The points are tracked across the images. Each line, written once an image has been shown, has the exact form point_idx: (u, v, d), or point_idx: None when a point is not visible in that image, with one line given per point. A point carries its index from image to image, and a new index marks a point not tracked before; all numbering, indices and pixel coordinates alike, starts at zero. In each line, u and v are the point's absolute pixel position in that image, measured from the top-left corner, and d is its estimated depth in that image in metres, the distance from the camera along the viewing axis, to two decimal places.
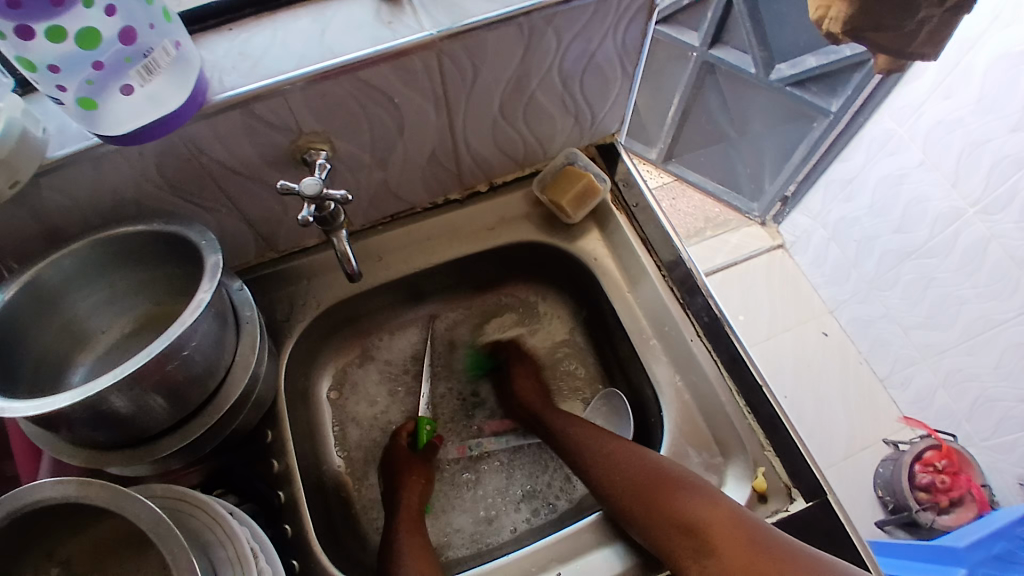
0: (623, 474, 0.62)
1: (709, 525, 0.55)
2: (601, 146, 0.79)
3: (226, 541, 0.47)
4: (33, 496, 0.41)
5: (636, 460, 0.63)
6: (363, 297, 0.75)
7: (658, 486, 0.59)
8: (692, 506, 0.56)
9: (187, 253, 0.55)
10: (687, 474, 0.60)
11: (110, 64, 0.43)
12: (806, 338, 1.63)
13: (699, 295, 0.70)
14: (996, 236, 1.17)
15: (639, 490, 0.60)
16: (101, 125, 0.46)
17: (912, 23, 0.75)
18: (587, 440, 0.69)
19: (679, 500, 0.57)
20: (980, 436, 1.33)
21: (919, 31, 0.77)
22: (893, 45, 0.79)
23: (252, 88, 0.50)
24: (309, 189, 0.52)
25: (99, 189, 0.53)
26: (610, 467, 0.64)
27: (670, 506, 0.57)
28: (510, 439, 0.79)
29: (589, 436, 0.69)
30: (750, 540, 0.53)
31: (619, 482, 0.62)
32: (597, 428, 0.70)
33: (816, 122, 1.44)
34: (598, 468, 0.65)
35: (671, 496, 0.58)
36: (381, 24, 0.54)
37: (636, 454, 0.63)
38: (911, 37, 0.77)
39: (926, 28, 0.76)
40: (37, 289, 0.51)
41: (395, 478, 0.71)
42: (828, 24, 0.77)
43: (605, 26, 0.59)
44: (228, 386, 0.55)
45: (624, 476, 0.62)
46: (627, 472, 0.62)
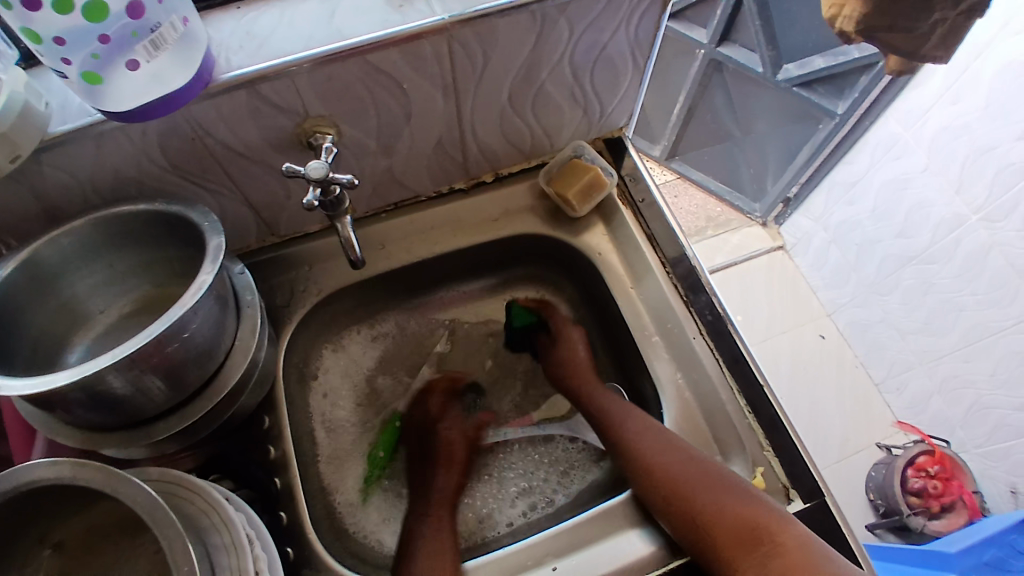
0: (672, 468, 0.60)
1: (768, 527, 0.55)
2: (609, 140, 0.78)
3: (222, 526, 0.47)
4: (28, 476, 0.40)
5: (683, 454, 0.61)
6: (364, 285, 0.74)
7: (707, 482, 0.59)
8: (748, 507, 0.56)
9: (189, 235, 0.54)
10: (731, 473, 0.60)
11: (116, 38, 0.42)
12: (803, 340, 1.63)
13: (703, 294, 0.71)
14: (997, 244, 1.17)
15: (692, 488, 0.58)
16: (105, 101, 0.45)
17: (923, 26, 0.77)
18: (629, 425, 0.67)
19: (729, 500, 0.57)
20: (974, 442, 1.34)
21: (932, 33, 0.79)
22: (904, 47, 0.80)
23: (259, 68, 0.49)
24: (315, 173, 0.52)
25: (101, 167, 0.52)
26: (655, 459, 0.62)
27: (725, 506, 0.57)
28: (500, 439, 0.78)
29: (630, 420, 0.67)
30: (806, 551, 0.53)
31: (670, 477, 0.60)
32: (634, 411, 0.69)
33: (821, 124, 1.43)
34: (636, 459, 0.63)
35: (726, 496, 0.57)
36: (392, 8, 0.53)
37: (683, 448, 0.62)
38: (924, 39, 0.79)
39: (939, 30, 0.78)
40: (35, 267, 0.50)
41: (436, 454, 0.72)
42: (841, 23, 0.78)
43: (619, 17, 0.58)
44: (226, 369, 0.55)
45: (674, 470, 0.60)
46: (676, 467, 0.60)
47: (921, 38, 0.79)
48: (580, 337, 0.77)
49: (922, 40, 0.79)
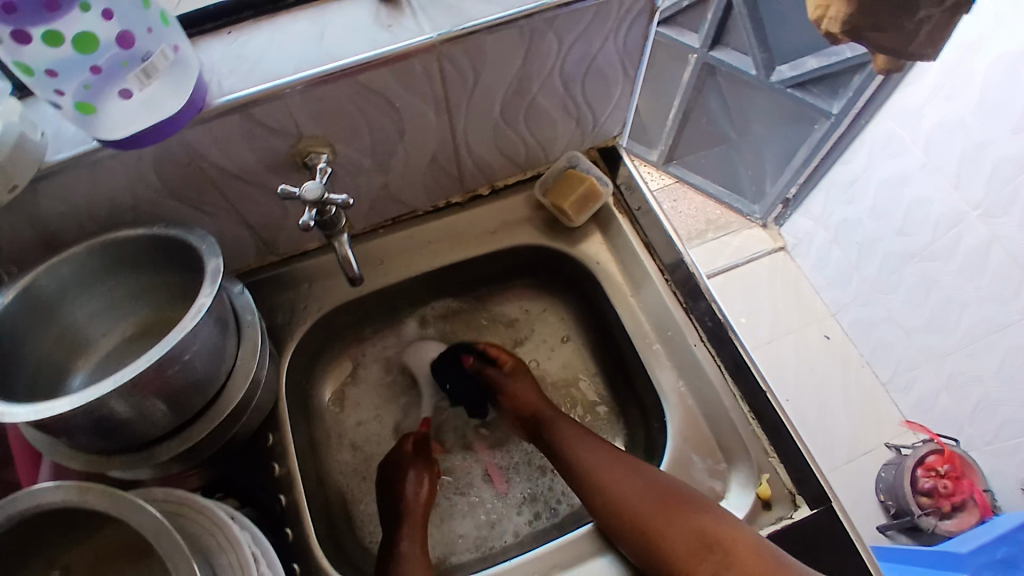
0: (623, 494, 0.61)
1: (721, 536, 0.56)
2: (603, 150, 0.78)
3: (227, 547, 0.47)
4: (32, 501, 0.41)
5: (632, 476, 0.62)
6: (363, 301, 0.75)
7: (671, 500, 0.59)
8: (699, 520, 0.57)
9: (187, 258, 0.54)
10: (679, 484, 0.61)
11: (107, 69, 0.42)
12: (808, 340, 1.62)
13: (703, 300, 0.69)
14: (997, 239, 1.16)
15: (641, 508, 0.59)
16: (100, 129, 0.46)
17: (912, 22, 0.75)
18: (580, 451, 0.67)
19: (691, 517, 0.57)
20: (984, 439, 1.32)
21: (919, 30, 0.76)
22: (893, 45, 0.78)
23: (251, 92, 0.50)
24: (310, 195, 0.52)
25: (98, 194, 0.53)
26: (607, 484, 0.63)
27: (675, 523, 0.57)
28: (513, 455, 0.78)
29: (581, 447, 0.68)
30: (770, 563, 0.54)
31: (621, 500, 0.61)
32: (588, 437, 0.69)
33: (818, 124, 1.44)
34: (601, 485, 0.63)
35: (674, 511, 0.58)
36: (381, 28, 0.53)
37: (632, 469, 0.63)
38: (913, 36, 0.77)
39: (926, 28, 0.76)
40: (37, 294, 0.51)
41: (400, 480, 0.70)
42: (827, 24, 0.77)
43: (606, 29, 0.58)
44: (227, 392, 0.55)
45: (624, 495, 0.61)
46: (625, 491, 0.61)
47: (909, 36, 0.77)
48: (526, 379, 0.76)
49: (911, 36, 0.77)
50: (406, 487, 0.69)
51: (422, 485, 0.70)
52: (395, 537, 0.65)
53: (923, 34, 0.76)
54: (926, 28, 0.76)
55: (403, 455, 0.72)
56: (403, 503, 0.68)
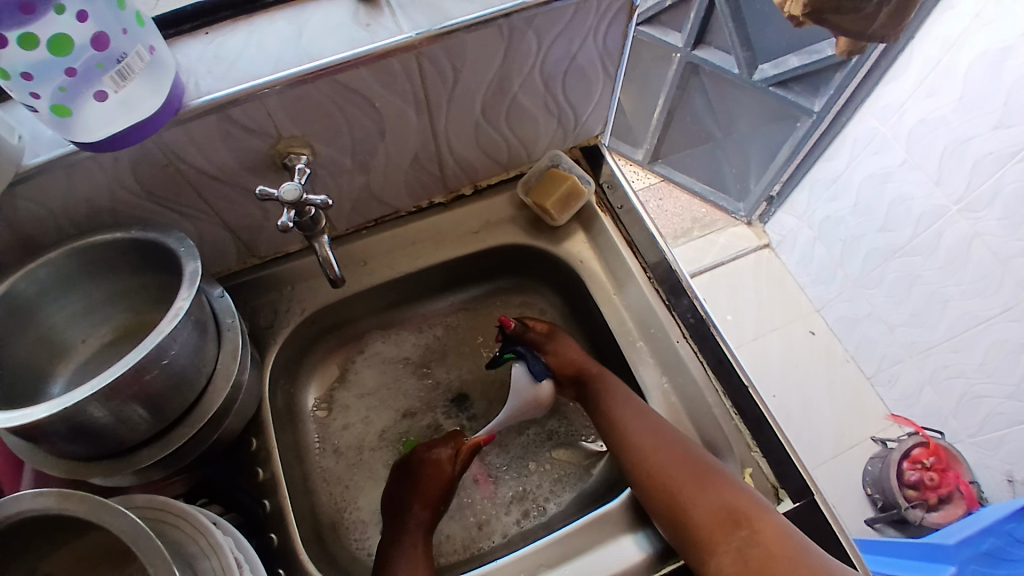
0: (659, 458, 0.62)
1: (750, 515, 0.57)
2: (585, 148, 0.79)
3: (209, 552, 0.47)
4: (14, 507, 0.40)
5: (666, 445, 0.62)
6: (348, 303, 0.74)
7: (706, 472, 0.60)
8: (726, 494, 0.58)
9: (166, 261, 0.54)
10: (715, 462, 0.62)
11: (82, 71, 0.42)
12: (793, 336, 1.64)
13: (684, 296, 0.71)
14: (979, 234, 1.18)
15: (678, 475, 0.60)
16: (77, 132, 0.45)
17: (871, 5, 0.77)
18: (619, 414, 0.67)
19: (724, 492, 0.58)
20: (968, 432, 1.34)
21: (877, 15, 0.78)
22: (854, 28, 0.79)
23: (228, 93, 0.49)
24: (288, 195, 0.52)
25: (76, 197, 0.53)
26: (642, 449, 0.63)
27: (708, 493, 0.58)
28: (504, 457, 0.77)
29: (619, 408, 0.67)
30: (794, 548, 0.54)
31: (657, 463, 0.62)
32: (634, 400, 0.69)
33: (800, 122, 1.45)
34: (637, 447, 0.64)
35: (707, 483, 0.59)
36: (360, 27, 0.53)
37: (668, 436, 0.63)
38: (871, 19, 0.78)
39: (885, 10, 0.77)
40: (14, 299, 0.50)
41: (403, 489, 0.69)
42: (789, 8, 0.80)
43: (586, 27, 0.58)
44: (208, 395, 0.54)
45: (659, 461, 0.62)
46: (658, 458, 0.62)
47: (868, 18, 0.78)
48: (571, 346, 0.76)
49: (870, 19, 0.78)
50: (413, 504, 0.68)
51: (427, 504, 0.68)
52: (396, 536, 0.66)
53: (883, 16, 0.78)
54: (888, 7, 0.77)
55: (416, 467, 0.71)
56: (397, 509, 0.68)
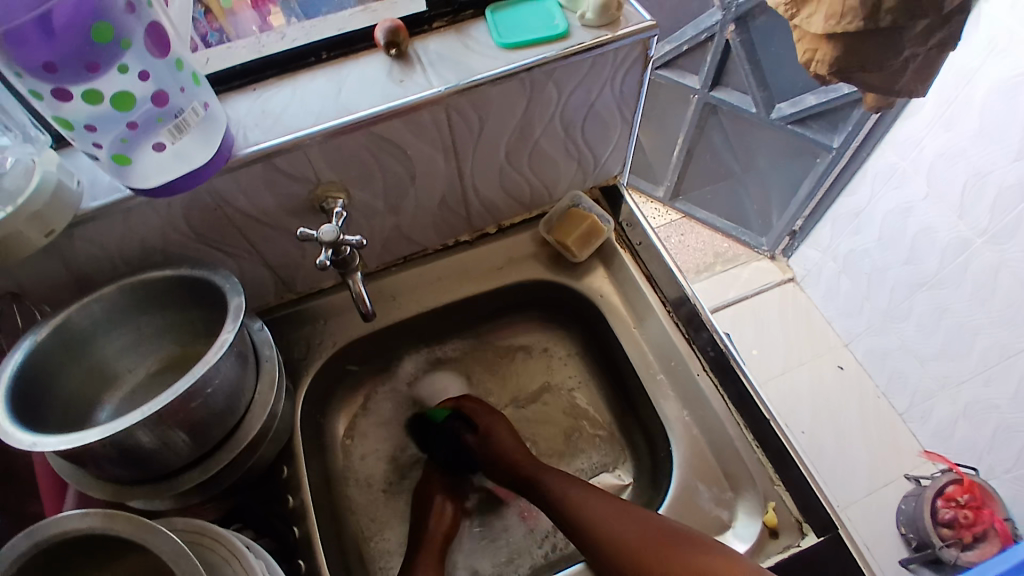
0: (614, 533, 0.62)
1: (712, 570, 0.56)
2: (605, 188, 0.82)
3: (243, 574, 0.49)
4: (59, 528, 0.43)
5: (624, 518, 0.63)
6: (376, 336, 0.77)
7: (660, 537, 0.60)
8: (686, 556, 0.58)
9: (210, 296, 0.58)
10: (673, 522, 0.61)
11: (142, 124, 0.47)
12: (821, 372, 1.62)
13: (704, 330, 0.72)
14: (1005, 265, 1.17)
15: (633, 549, 0.60)
16: (134, 178, 0.50)
17: (897, 61, 0.75)
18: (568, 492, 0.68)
19: (683, 553, 0.58)
20: (1004, 469, 1.30)
21: (904, 69, 0.76)
22: (880, 84, 0.79)
23: (274, 143, 0.54)
24: (326, 236, 0.56)
25: (130, 237, 0.57)
26: (598, 527, 0.63)
27: (668, 561, 0.58)
28: None
29: (568, 487, 0.69)
30: None
31: (613, 540, 0.62)
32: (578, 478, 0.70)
33: (820, 157, 1.47)
34: (591, 526, 0.64)
35: (666, 548, 0.59)
36: (394, 82, 0.58)
37: (622, 510, 0.63)
38: (898, 74, 0.77)
39: (911, 66, 0.75)
40: (69, 331, 0.54)
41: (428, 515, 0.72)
42: (815, 66, 0.80)
43: (604, 77, 0.62)
44: (246, 423, 0.58)
45: (614, 538, 0.62)
46: (618, 533, 0.62)
47: (894, 75, 0.77)
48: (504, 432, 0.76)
49: (896, 75, 0.77)
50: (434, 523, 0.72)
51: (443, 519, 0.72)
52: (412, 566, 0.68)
53: (911, 71, 0.76)
54: (915, 64, 0.75)
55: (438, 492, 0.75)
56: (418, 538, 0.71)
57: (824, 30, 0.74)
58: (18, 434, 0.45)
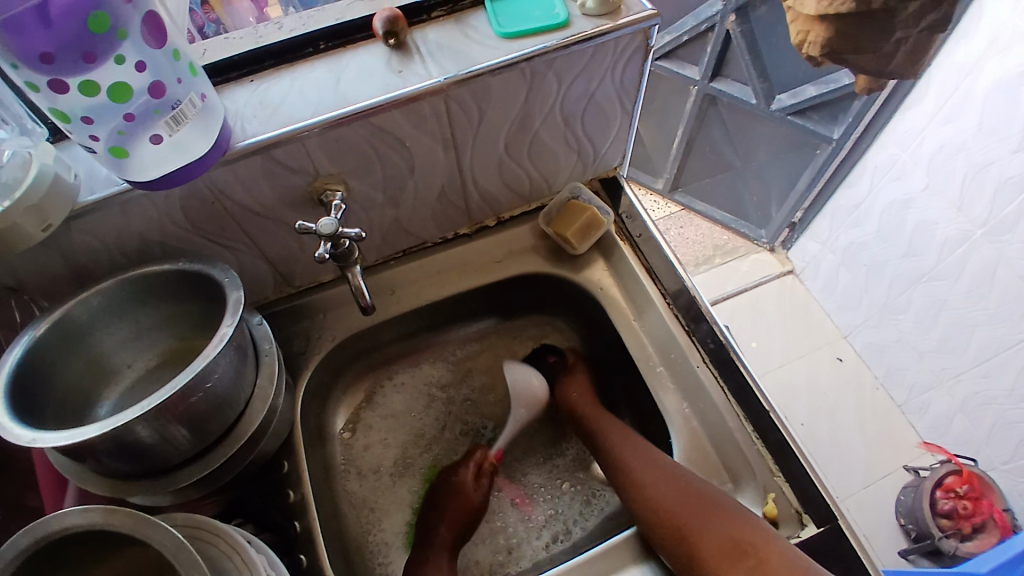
0: (661, 491, 0.63)
1: (758, 542, 0.57)
2: (605, 180, 0.81)
3: (243, 569, 0.49)
4: (59, 523, 0.43)
5: (667, 479, 0.63)
6: (376, 330, 0.77)
7: (707, 502, 0.60)
8: (732, 525, 0.58)
9: (209, 290, 0.57)
10: (722, 493, 0.62)
11: (138, 115, 0.46)
12: (821, 364, 1.62)
13: (705, 321, 0.72)
14: (1004, 258, 1.17)
15: (678, 507, 0.61)
16: (131, 171, 0.49)
17: (890, 44, 0.74)
18: (620, 450, 0.69)
19: (729, 522, 0.59)
20: (1001, 460, 1.30)
21: (896, 52, 0.76)
22: (874, 66, 0.78)
23: (271, 135, 0.53)
24: (325, 229, 0.55)
25: (128, 231, 0.57)
26: (648, 483, 0.64)
27: (713, 525, 0.59)
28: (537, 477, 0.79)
29: (620, 444, 0.70)
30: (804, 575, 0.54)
31: (662, 496, 0.62)
32: (631, 436, 0.70)
33: (820, 149, 1.47)
34: (642, 483, 0.65)
35: (712, 514, 0.60)
36: (392, 73, 0.57)
37: (673, 469, 0.64)
38: (890, 57, 0.77)
39: (903, 48, 0.75)
40: (68, 325, 0.54)
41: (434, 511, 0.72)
42: (807, 49, 0.77)
43: (604, 67, 0.62)
44: (247, 417, 0.57)
45: (662, 494, 0.62)
46: (659, 493, 0.63)
47: (886, 57, 0.77)
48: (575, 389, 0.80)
49: (889, 58, 0.77)
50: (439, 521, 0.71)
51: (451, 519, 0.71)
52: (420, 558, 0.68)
53: (902, 54, 0.76)
54: (906, 46, 0.76)
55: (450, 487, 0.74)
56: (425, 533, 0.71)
57: (818, 10, 0.71)
58: (17, 430, 0.45)
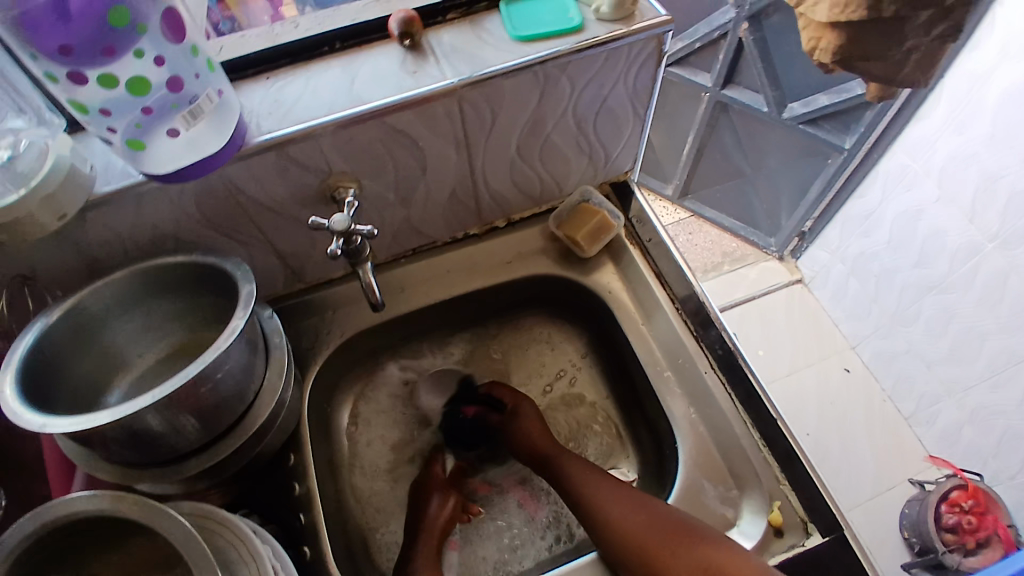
0: (625, 523, 0.62)
1: (725, 566, 0.56)
2: (615, 184, 0.81)
3: (249, 559, 0.49)
4: (66, 509, 0.43)
5: (629, 501, 0.63)
6: (384, 328, 0.78)
7: (672, 530, 0.59)
8: (698, 551, 0.57)
9: (221, 284, 0.58)
10: (688, 516, 0.61)
11: (156, 109, 0.47)
12: (828, 374, 1.61)
13: (713, 328, 0.72)
14: (1016, 270, 1.16)
15: (643, 539, 0.60)
16: (148, 164, 0.50)
17: (900, 53, 0.74)
18: (584, 483, 0.68)
19: (695, 547, 0.58)
20: (1008, 474, 1.29)
21: (906, 61, 0.75)
22: (881, 74, 0.77)
23: (287, 132, 0.54)
24: (338, 225, 0.56)
25: (142, 223, 0.57)
26: (612, 516, 0.63)
27: (678, 554, 0.58)
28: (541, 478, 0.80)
29: (585, 477, 0.68)
30: None
31: (627, 529, 0.61)
32: (594, 469, 0.69)
33: (831, 159, 1.46)
34: (604, 515, 0.64)
35: (677, 541, 0.58)
36: (407, 74, 0.58)
37: (636, 500, 0.63)
38: (899, 67, 0.76)
39: (913, 57, 0.74)
40: (80, 314, 0.55)
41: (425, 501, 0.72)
42: (818, 54, 0.77)
43: (617, 72, 0.62)
44: (254, 410, 0.58)
45: (626, 527, 0.61)
46: (621, 515, 0.62)
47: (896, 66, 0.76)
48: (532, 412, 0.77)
49: (899, 66, 0.76)
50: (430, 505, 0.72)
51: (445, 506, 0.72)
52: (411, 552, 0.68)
53: (911, 64, 0.75)
54: (917, 55, 0.74)
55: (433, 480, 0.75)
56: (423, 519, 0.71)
57: (829, 17, 0.72)
58: (28, 416, 0.46)
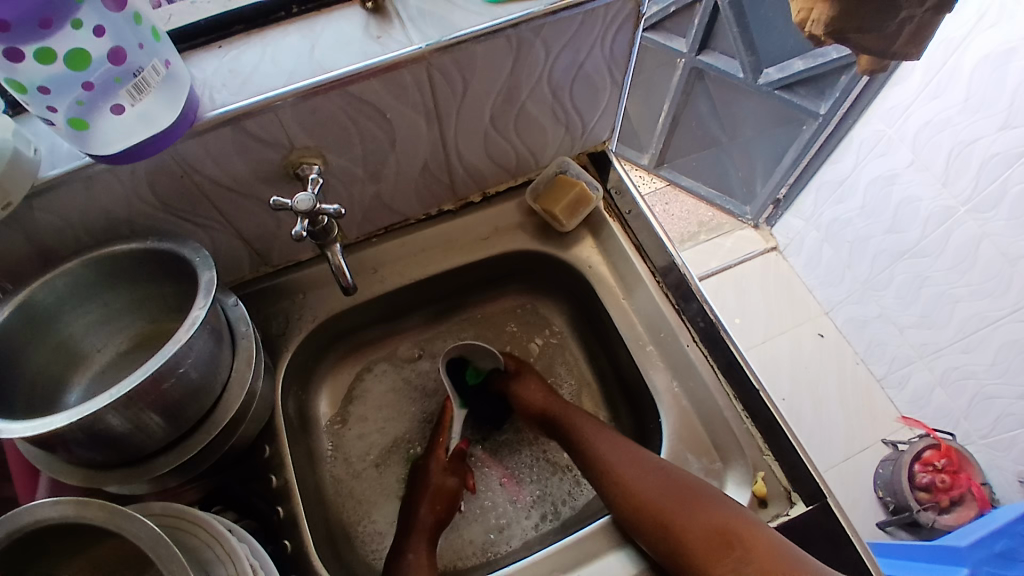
0: (642, 486, 0.61)
1: (745, 534, 0.56)
2: (593, 155, 0.79)
3: (226, 558, 0.47)
4: (31, 517, 0.41)
5: (652, 471, 0.62)
6: (358, 310, 0.75)
7: (692, 497, 0.59)
8: (719, 519, 0.57)
9: (182, 270, 0.55)
10: (706, 484, 0.61)
11: (99, 85, 0.43)
12: (803, 340, 1.63)
13: (694, 300, 0.71)
14: (987, 234, 1.17)
15: (661, 503, 0.59)
16: (93, 144, 0.46)
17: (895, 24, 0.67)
18: (598, 443, 0.68)
19: (714, 515, 0.57)
20: (979, 433, 1.33)
21: (901, 32, 0.68)
22: (877, 48, 0.69)
23: (243, 105, 0.50)
24: (302, 205, 0.53)
25: (92, 209, 0.54)
26: (627, 479, 0.63)
27: (697, 520, 0.58)
28: (528, 460, 0.78)
29: (599, 438, 0.68)
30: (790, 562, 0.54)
31: (643, 493, 0.61)
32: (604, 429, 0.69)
33: (806, 125, 1.44)
34: (618, 480, 0.63)
35: (698, 508, 0.58)
36: (371, 39, 0.54)
37: (653, 465, 0.63)
38: (893, 38, 0.68)
39: (908, 29, 0.67)
40: (31, 309, 0.51)
41: (419, 495, 0.70)
42: (809, 28, 0.68)
43: (593, 36, 0.59)
44: (224, 402, 0.55)
45: (642, 491, 0.61)
46: (647, 484, 0.61)
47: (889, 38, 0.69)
48: (536, 384, 0.76)
49: (892, 38, 0.68)
50: (422, 503, 0.69)
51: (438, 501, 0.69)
52: (402, 547, 0.66)
53: (907, 35, 0.68)
54: (912, 26, 0.67)
55: (428, 469, 0.72)
56: (414, 517, 0.68)
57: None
58: None
